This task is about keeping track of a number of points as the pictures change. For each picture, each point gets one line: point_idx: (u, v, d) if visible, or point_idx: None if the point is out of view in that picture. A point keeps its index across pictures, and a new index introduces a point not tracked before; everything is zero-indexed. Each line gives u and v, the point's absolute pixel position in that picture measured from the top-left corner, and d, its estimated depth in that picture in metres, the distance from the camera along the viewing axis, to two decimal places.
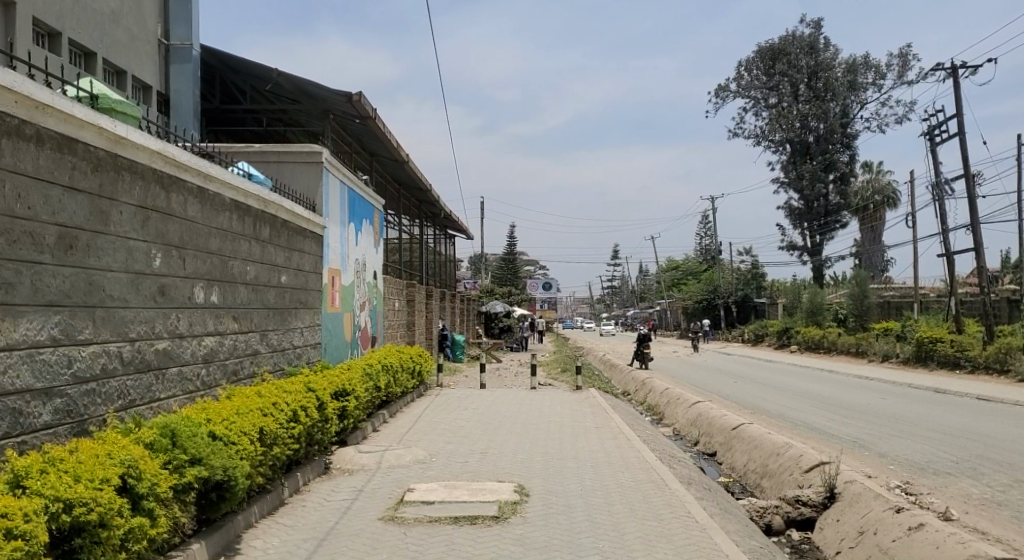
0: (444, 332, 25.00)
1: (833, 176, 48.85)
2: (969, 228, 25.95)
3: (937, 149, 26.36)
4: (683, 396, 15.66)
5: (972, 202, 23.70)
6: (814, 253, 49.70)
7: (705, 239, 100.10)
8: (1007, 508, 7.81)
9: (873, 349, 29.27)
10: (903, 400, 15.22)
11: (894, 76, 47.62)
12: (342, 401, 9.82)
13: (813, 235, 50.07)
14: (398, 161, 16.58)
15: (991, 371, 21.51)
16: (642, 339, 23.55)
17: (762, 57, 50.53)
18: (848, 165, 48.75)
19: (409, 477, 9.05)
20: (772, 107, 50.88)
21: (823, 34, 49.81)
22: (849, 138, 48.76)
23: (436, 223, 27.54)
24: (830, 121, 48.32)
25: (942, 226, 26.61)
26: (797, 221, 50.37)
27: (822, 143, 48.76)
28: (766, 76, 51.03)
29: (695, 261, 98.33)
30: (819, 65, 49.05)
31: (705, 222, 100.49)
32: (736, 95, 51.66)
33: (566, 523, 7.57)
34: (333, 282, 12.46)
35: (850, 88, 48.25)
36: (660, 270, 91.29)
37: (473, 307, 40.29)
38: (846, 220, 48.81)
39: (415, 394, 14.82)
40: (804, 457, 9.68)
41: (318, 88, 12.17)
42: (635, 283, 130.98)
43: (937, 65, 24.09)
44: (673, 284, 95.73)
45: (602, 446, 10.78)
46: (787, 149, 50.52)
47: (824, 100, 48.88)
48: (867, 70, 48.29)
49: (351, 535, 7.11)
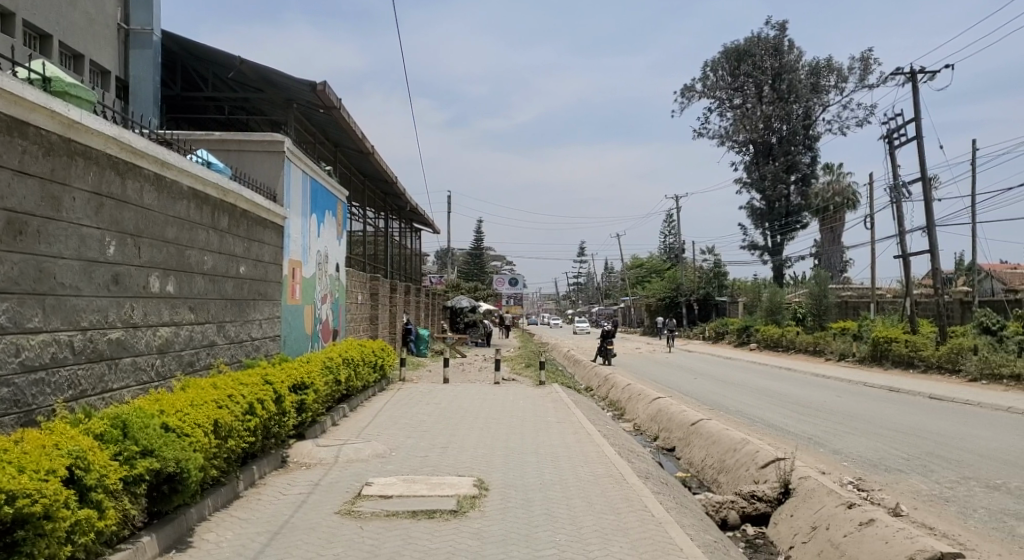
0: (408, 326, 24.90)
1: (795, 177, 49.73)
2: (925, 230, 26.44)
3: (895, 152, 26.79)
4: (645, 392, 15.71)
5: (928, 204, 24.04)
6: (775, 253, 50.27)
7: (670, 238, 101.16)
8: (953, 504, 8.00)
9: (830, 348, 29.73)
10: (857, 398, 15.45)
11: (856, 80, 48.39)
12: (300, 394, 9.69)
13: (774, 235, 50.49)
14: (362, 152, 16.41)
15: (943, 371, 21.96)
16: (606, 335, 23.56)
17: (728, 58, 50.84)
18: (809, 166, 49.59)
19: (368, 472, 8.96)
20: (736, 107, 51.34)
21: (787, 37, 50.44)
22: (810, 140, 49.53)
23: (402, 216, 27.37)
24: (793, 123, 49.15)
25: (900, 228, 27.01)
26: (758, 221, 50.98)
27: (785, 144, 49.49)
28: (731, 77, 51.23)
29: (660, 258, 99.06)
30: (783, 67, 49.58)
31: (671, 222, 101.33)
32: (702, 95, 52.02)
33: (524, 516, 7.61)
34: (293, 275, 12.30)
35: (813, 91, 48.98)
36: (625, 269, 92.14)
37: (437, 301, 40.13)
38: (806, 221, 49.55)
39: (376, 388, 14.69)
40: (760, 453, 9.79)
41: (281, 77, 12.00)
42: (601, 280, 131.81)
43: (896, 68, 24.42)
44: (637, 281, 96.43)
45: (562, 441, 10.80)
46: (750, 150, 51.12)
47: (787, 102, 49.53)
48: (829, 73, 49.09)
49: (306, 528, 7.04)
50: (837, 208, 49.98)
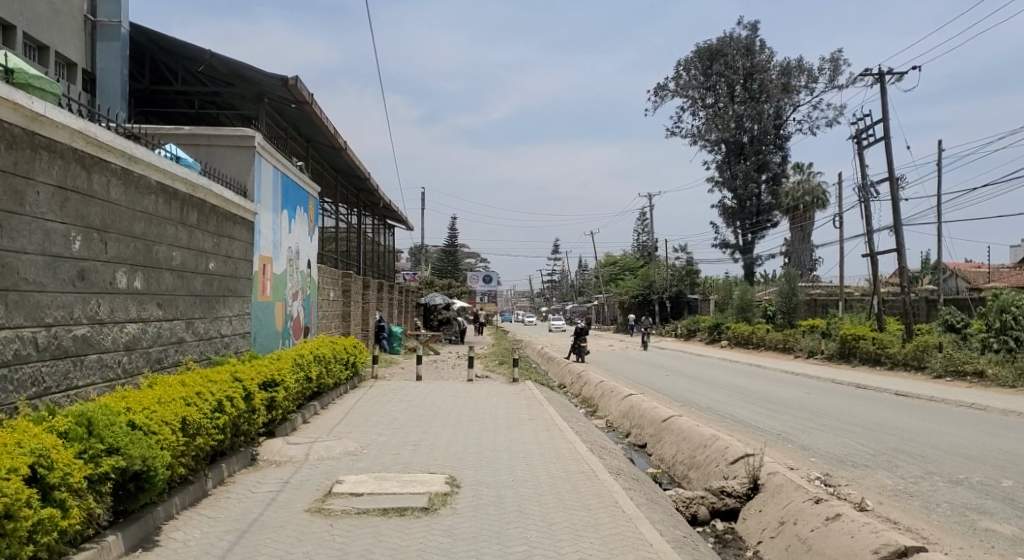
0: (381, 323, 24.81)
1: (765, 176, 50.22)
2: (892, 229, 26.84)
3: (863, 152, 27.15)
4: (618, 389, 15.79)
5: (894, 203, 24.40)
6: (746, 251, 50.77)
7: (644, 236, 101.88)
8: (917, 499, 8.15)
9: (799, 346, 30.11)
10: (824, 394, 15.68)
11: (826, 80, 48.97)
12: (270, 392, 9.61)
13: (745, 234, 50.98)
14: (335, 148, 16.32)
15: (908, 368, 22.34)
16: (580, 332, 23.65)
17: (701, 57, 51.18)
18: (780, 165, 50.12)
19: (339, 470, 8.92)
20: (708, 107, 51.72)
21: (759, 37, 50.90)
22: (781, 140, 50.08)
23: (375, 212, 27.22)
24: (764, 123, 49.67)
25: (868, 227, 27.40)
26: (729, 220, 51.41)
27: (756, 144, 49.94)
28: (703, 76, 51.57)
29: (633, 256, 99.59)
30: (755, 67, 50.06)
31: (645, 220, 101.98)
32: (675, 94, 52.33)
33: (495, 513, 7.62)
34: (264, 271, 12.19)
35: (784, 91, 49.53)
36: (599, 267, 92.52)
37: (410, 298, 40.05)
38: (776, 220, 50.13)
39: (348, 385, 14.61)
40: (730, 449, 9.89)
41: (252, 71, 11.88)
42: (575, 278, 132.22)
43: (864, 70, 24.74)
44: (611, 279, 96.88)
45: (535, 437, 10.82)
46: (721, 150, 51.51)
47: (759, 102, 50.05)
48: (800, 73, 49.64)
49: (275, 526, 7.00)
50: (807, 207, 50.59)
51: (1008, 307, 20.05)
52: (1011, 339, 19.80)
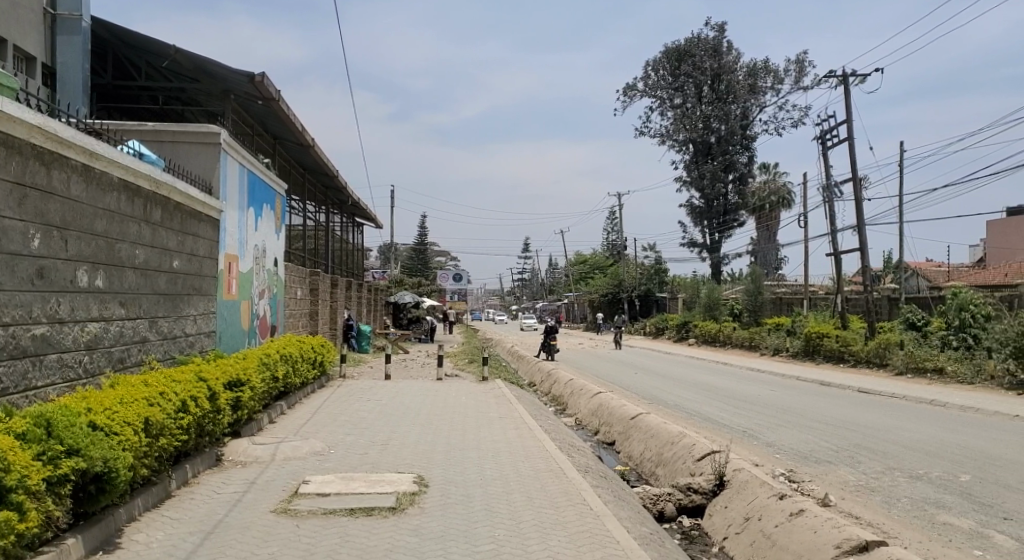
0: (349, 322, 24.64)
1: (732, 176, 50.63)
2: (855, 229, 27.26)
3: (827, 153, 27.53)
4: (586, 387, 15.88)
5: (858, 203, 24.78)
6: (714, 250, 51.27)
7: (614, 234, 102.53)
8: (879, 494, 8.31)
9: (765, 344, 30.52)
10: (789, 392, 15.91)
11: (791, 81, 49.62)
12: (236, 391, 9.50)
13: (713, 233, 51.49)
14: (302, 145, 16.19)
15: (871, 365, 22.78)
16: (551, 331, 23.71)
17: (669, 58, 51.54)
18: (747, 165, 50.50)
19: (305, 470, 8.85)
20: (676, 107, 52.12)
21: (726, 38, 51.40)
22: (748, 140, 50.64)
23: (343, 211, 27.04)
24: (731, 123, 50.21)
25: (832, 227, 27.80)
26: (697, 219, 51.82)
27: (723, 144, 50.46)
28: (671, 77, 51.94)
29: (603, 255, 100.10)
30: (722, 68, 50.51)
31: (615, 218, 102.60)
32: (643, 94, 52.65)
33: (463, 512, 7.62)
34: (229, 269, 12.04)
35: (750, 92, 50.09)
36: (570, 265, 92.86)
37: (379, 297, 39.88)
38: (743, 220, 50.69)
39: (316, 384, 14.51)
40: (697, 446, 10.00)
41: (217, 67, 11.72)
42: (546, 277, 132.55)
43: (829, 71, 25.08)
44: (581, 278, 97.30)
45: (503, 436, 10.84)
46: (689, 150, 51.97)
47: (726, 103, 50.58)
48: (767, 74, 50.21)
49: (240, 527, 6.94)
50: (773, 206, 51.29)
51: (967, 305, 20.51)
52: (970, 337, 20.26)
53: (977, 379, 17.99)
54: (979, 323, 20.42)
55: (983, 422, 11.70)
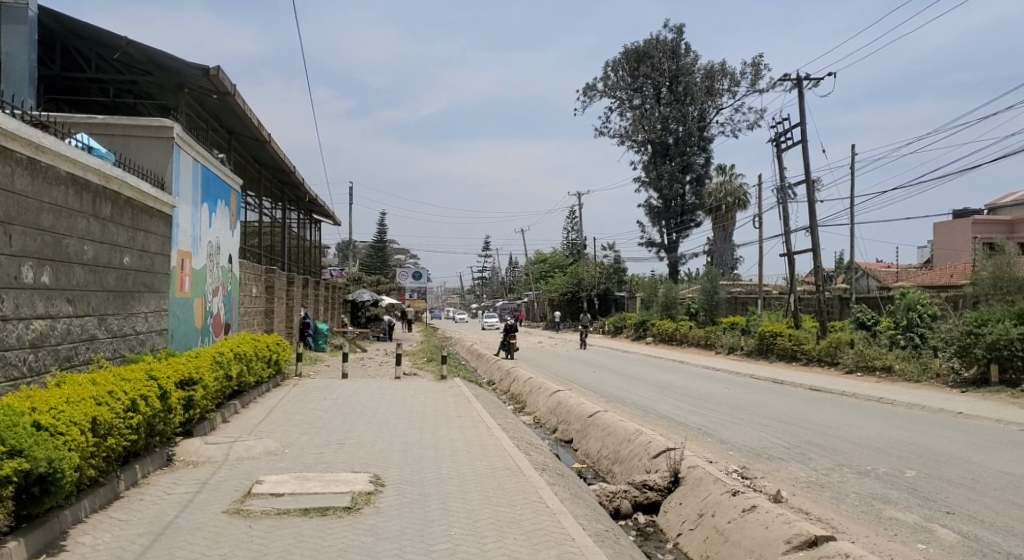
0: (305, 320, 24.21)
1: (690, 177, 51.25)
2: (807, 230, 27.81)
3: (781, 154, 28.00)
4: (545, 385, 15.96)
5: (811, 205, 25.26)
6: (671, 250, 51.87)
7: (573, 234, 103.19)
8: (828, 490, 8.49)
9: (721, 342, 31.02)
10: (745, 389, 16.16)
11: (747, 84, 50.35)
12: (188, 391, 9.34)
13: (670, 233, 52.07)
14: (259, 140, 15.98)
15: (822, 363, 23.30)
16: (510, 330, 23.77)
17: (628, 59, 51.94)
18: (703, 166, 51.20)
19: (259, 470, 8.74)
20: (635, 108, 52.61)
21: (683, 40, 51.97)
22: (705, 141, 51.32)
23: (300, 207, 26.74)
24: (688, 124, 50.84)
25: (786, 228, 28.30)
26: (655, 219, 52.23)
27: (681, 145, 50.95)
28: (630, 78, 52.38)
29: (564, 254, 100.57)
30: (680, 70, 51.09)
31: (574, 217, 103.20)
32: (603, 95, 53.01)
33: (420, 511, 7.60)
34: (182, 266, 11.82)
35: (707, 94, 50.79)
36: (530, 264, 93.25)
37: (337, 295, 39.59)
38: (700, 220, 51.32)
39: (271, 384, 14.33)
40: (652, 443, 10.10)
41: (172, 60, 11.48)
42: (506, 275, 132.74)
43: (784, 74, 25.50)
44: (541, 276, 97.63)
45: (461, 435, 10.82)
46: (647, 150, 52.45)
47: (683, 104, 51.22)
48: (723, 77, 50.92)
49: (191, 528, 6.81)
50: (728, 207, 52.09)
51: (914, 306, 21.05)
52: (916, 336, 20.84)
53: (923, 378, 18.51)
54: (926, 323, 20.98)
55: (929, 419, 12.03)
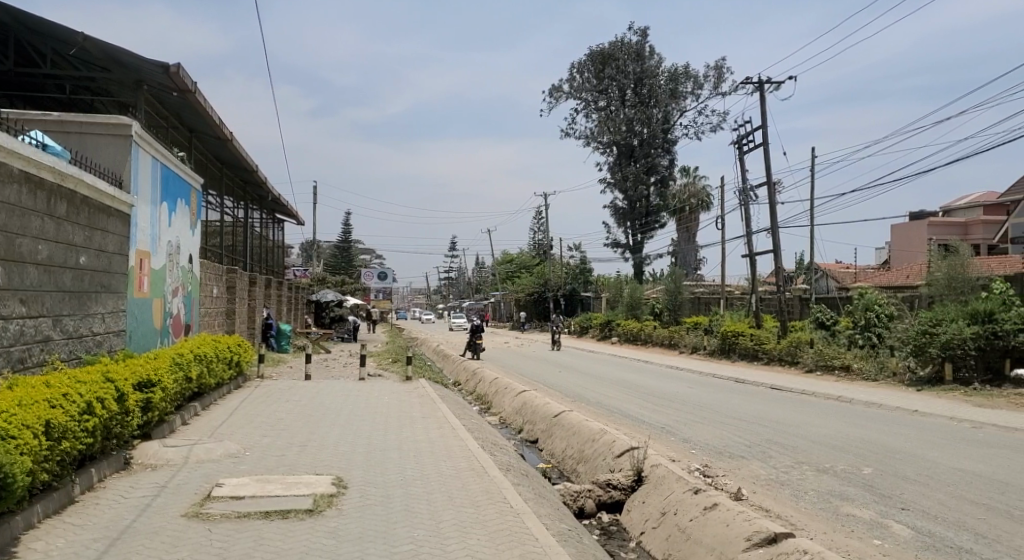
0: (268, 321, 24.49)
1: (654, 179, 51.68)
2: (768, 231, 28.20)
3: (744, 157, 28.35)
4: (510, 385, 15.99)
5: (772, 207, 25.61)
6: (636, 251, 52.25)
7: (539, 234, 103.54)
8: (787, 487, 8.63)
9: (684, 342, 31.37)
10: (708, 389, 16.35)
11: (710, 87, 50.86)
12: (146, 393, 9.18)
13: (635, 234, 52.39)
14: (220, 139, 15.77)
15: (783, 362, 23.69)
16: (476, 330, 23.79)
17: (593, 60, 52.19)
18: (667, 168, 51.69)
19: (219, 472, 8.63)
20: (600, 109, 52.92)
21: (648, 43, 52.34)
22: (669, 143, 51.81)
23: (263, 206, 26.45)
24: (652, 127, 51.24)
25: (748, 229, 28.65)
26: (621, 220, 52.50)
27: (645, 147, 51.37)
28: (595, 79, 52.62)
29: (531, 254, 100.79)
30: (645, 72, 51.49)
31: (540, 218, 103.49)
32: (568, 96, 53.21)
33: (383, 513, 7.55)
34: (140, 266, 11.61)
35: (671, 96, 51.28)
36: (497, 264, 93.28)
37: (300, 295, 39.25)
38: (664, 221, 51.73)
39: (233, 385, 14.16)
40: (617, 443, 10.16)
41: (130, 56, 11.27)
42: (473, 275, 132.64)
43: (746, 78, 25.81)
44: (507, 276, 97.68)
45: (426, 436, 10.79)
46: (613, 151, 52.74)
47: (647, 106, 51.64)
48: (687, 79, 51.42)
49: (148, 532, 6.71)
50: (693, 208, 52.63)
51: (872, 306, 21.47)
52: (874, 335, 21.28)
53: (880, 376, 18.94)
54: (883, 323, 21.42)
55: (886, 417, 12.30)
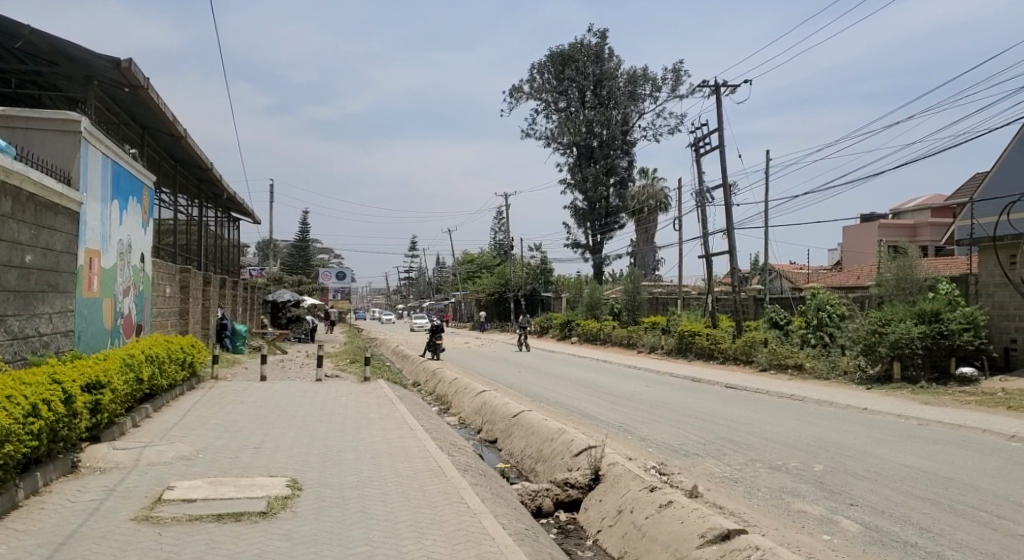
0: (223, 320, 24.21)
1: (613, 180, 52.10)
2: (724, 232, 28.63)
3: (700, 159, 28.74)
4: (470, 385, 16.00)
5: (727, 209, 25.99)
6: (595, 251, 52.57)
7: (500, 234, 103.72)
8: (741, 484, 8.77)
9: (642, 341, 31.72)
10: (664, 388, 16.55)
11: (668, 89, 51.36)
12: (95, 394, 8.99)
13: (595, 234, 52.65)
14: (174, 135, 15.52)
15: (738, 362, 24.10)
16: (436, 331, 23.77)
17: (553, 61, 52.41)
18: (627, 169, 52.19)
19: (170, 475, 8.49)
20: (561, 110, 53.19)
21: (607, 45, 52.73)
22: (628, 145, 52.31)
23: (218, 204, 26.03)
24: (612, 128, 51.66)
25: (704, 231, 29.02)
26: (581, 221, 52.74)
27: (605, 148, 51.78)
28: (556, 80, 52.85)
29: (492, 254, 100.89)
30: (604, 74, 51.89)
31: (500, 218, 103.63)
32: (529, 97, 53.38)
33: (338, 515, 7.50)
34: (90, 266, 11.36)
35: (630, 99, 51.77)
36: (457, 264, 93.11)
37: (257, 294, 38.74)
38: (623, 222, 52.15)
39: (185, 386, 13.93)
40: (574, 442, 10.23)
41: (80, 51, 11.02)
42: (434, 275, 132.28)
43: (702, 81, 26.16)
44: (467, 276, 97.62)
45: (382, 437, 10.74)
46: (573, 152, 53.03)
47: (607, 108, 52.04)
48: (646, 82, 51.99)
49: (96, 537, 6.57)
50: (652, 210, 53.22)
51: (825, 306, 21.98)
52: (826, 335, 21.78)
53: (832, 375, 19.38)
54: (834, 322, 21.89)
55: (835, 414, 12.59)
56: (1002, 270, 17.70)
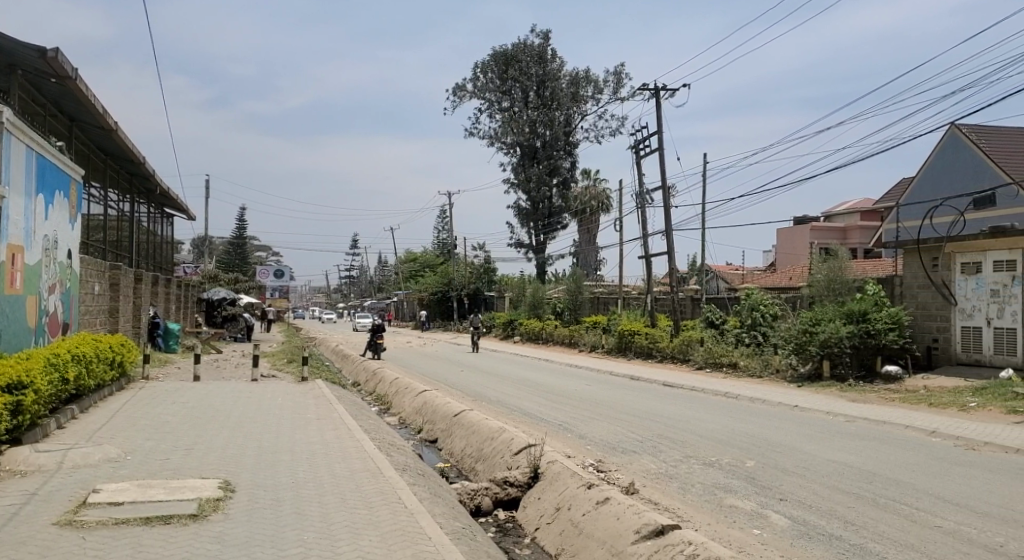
0: (155, 319, 23.55)
1: (557, 180, 52.41)
2: (663, 233, 29.09)
3: (640, 161, 29.14)
4: (411, 385, 15.94)
5: (666, 211, 26.42)
6: (539, 251, 52.83)
7: (443, 234, 103.49)
8: (676, 481, 8.94)
9: (584, 340, 32.06)
10: (603, 386, 16.77)
11: (610, 91, 52.00)
12: (17, 395, 8.65)
13: (539, 234, 53.00)
14: (104, 128, 15.08)
15: (676, 360, 24.59)
16: (377, 329, 23.57)
17: (497, 61, 52.47)
18: (569, 170, 52.66)
19: (97, 478, 8.23)
20: (504, 110, 53.33)
21: (550, 45, 53.05)
22: (571, 146, 52.84)
23: (150, 200, 25.31)
24: (555, 129, 52.02)
25: (643, 231, 29.42)
26: (524, 220, 53.00)
27: (548, 149, 52.14)
28: (499, 80, 52.93)
29: (436, 253, 100.52)
30: (547, 75, 52.21)
31: (444, 217, 103.40)
32: (472, 96, 53.35)
33: (272, 517, 7.39)
34: (12, 262, 10.94)
35: (573, 100, 52.26)
36: (401, 263, 92.41)
37: (190, 293, 37.72)
38: (567, 222, 52.61)
39: (114, 387, 13.53)
40: (514, 440, 10.29)
41: (3, 39, 10.60)
42: (377, 273, 131.08)
43: (642, 84, 26.54)
44: (411, 275, 97.07)
45: (320, 437, 10.61)
46: (515, 152, 53.18)
47: (550, 109, 52.40)
48: (588, 84, 52.57)
49: (14, 543, 6.32)
50: (595, 210, 53.85)
51: (758, 306, 22.55)
52: (760, 334, 22.35)
53: (765, 372, 19.92)
54: (767, 322, 22.50)
55: (766, 412, 12.96)
56: (925, 272, 18.47)
